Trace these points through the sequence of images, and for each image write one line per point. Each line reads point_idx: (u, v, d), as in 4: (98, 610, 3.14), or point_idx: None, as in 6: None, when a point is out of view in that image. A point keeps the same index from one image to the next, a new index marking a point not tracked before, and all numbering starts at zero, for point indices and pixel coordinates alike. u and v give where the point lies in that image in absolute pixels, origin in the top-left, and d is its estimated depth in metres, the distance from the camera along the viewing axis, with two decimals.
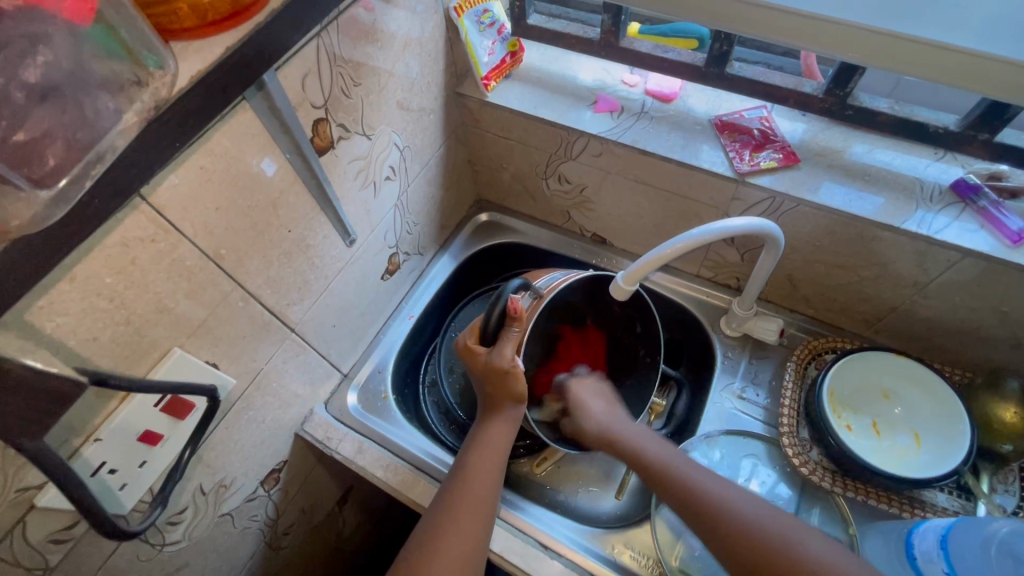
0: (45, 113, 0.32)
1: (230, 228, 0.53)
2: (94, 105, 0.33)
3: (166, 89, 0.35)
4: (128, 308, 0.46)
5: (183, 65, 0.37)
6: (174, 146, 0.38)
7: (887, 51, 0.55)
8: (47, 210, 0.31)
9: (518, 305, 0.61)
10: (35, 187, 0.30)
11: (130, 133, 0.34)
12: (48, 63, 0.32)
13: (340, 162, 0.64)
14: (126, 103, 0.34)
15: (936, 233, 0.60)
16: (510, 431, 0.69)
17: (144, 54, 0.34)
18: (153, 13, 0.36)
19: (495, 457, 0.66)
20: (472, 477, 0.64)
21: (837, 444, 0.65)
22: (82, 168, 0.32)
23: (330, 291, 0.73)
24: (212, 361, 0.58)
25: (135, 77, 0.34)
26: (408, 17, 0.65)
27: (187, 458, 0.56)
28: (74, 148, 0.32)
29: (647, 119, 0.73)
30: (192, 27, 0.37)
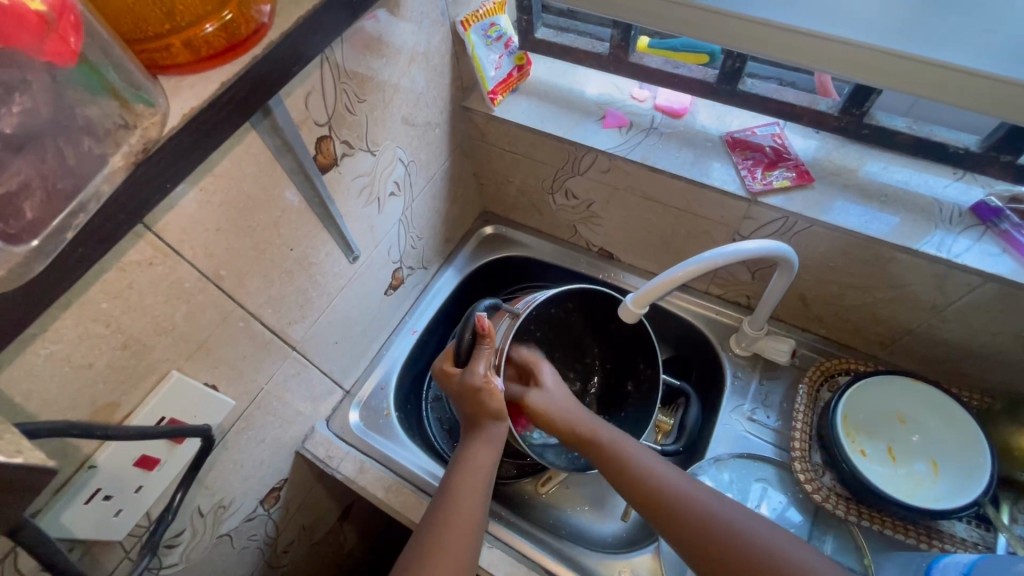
0: (24, 163, 0.30)
1: (230, 249, 0.52)
2: (76, 151, 0.32)
3: (157, 128, 0.34)
4: (125, 333, 0.45)
5: (174, 103, 0.36)
6: (166, 186, 0.37)
7: (909, 77, 0.53)
8: (31, 261, 0.29)
9: (485, 320, 0.63)
10: (9, 242, 0.28)
11: (116, 177, 0.33)
12: (26, 111, 0.31)
13: (343, 179, 0.62)
14: (112, 146, 0.33)
15: (957, 257, 0.58)
16: (494, 452, 0.66)
17: (131, 94, 0.33)
18: (144, 50, 0.35)
19: (481, 478, 0.64)
20: (456, 500, 0.62)
21: (852, 471, 0.63)
22: (63, 219, 0.31)
23: (333, 308, 0.71)
24: (211, 383, 0.56)
25: (123, 120, 0.33)
26: (414, 32, 0.65)
27: (179, 500, 0.56)
28: (55, 198, 0.31)
29: (656, 135, 0.72)
30: (186, 62, 0.36)
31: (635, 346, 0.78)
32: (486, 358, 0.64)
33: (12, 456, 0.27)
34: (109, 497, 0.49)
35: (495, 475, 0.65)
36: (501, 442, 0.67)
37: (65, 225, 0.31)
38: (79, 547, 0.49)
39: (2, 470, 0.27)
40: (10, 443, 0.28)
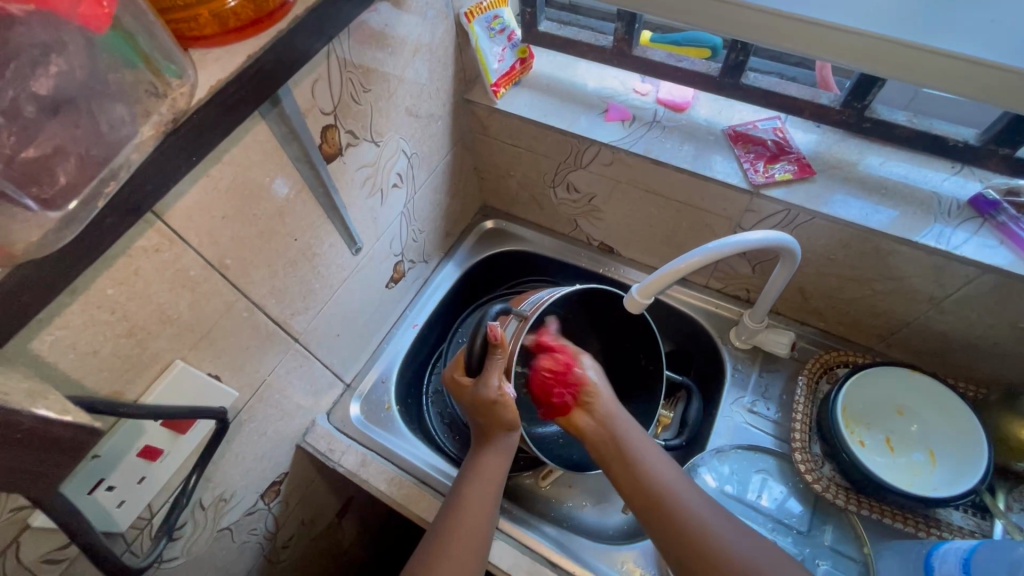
0: (57, 127, 0.30)
1: (236, 237, 0.51)
2: (109, 118, 0.32)
3: (185, 99, 0.34)
4: (130, 320, 0.44)
5: (202, 75, 0.35)
6: (191, 160, 0.37)
7: (911, 65, 0.54)
8: (58, 232, 0.29)
9: (499, 331, 0.60)
10: (44, 208, 0.29)
11: (146, 147, 0.32)
12: (61, 73, 0.30)
13: (347, 169, 0.62)
14: (142, 114, 0.33)
15: (955, 249, 0.59)
16: (505, 463, 0.66)
17: (163, 64, 0.33)
18: (171, 19, 0.34)
19: (491, 487, 0.64)
20: (466, 507, 0.62)
21: (851, 460, 0.64)
22: (93, 187, 0.31)
23: (334, 300, 0.71)
24: (214, 373, 0.56)
25: (154, 88, 0.33)
26: (419, 22, 0.64)
27: (193, 483, 0.56)
28: (88, 164, 0.31)
29: (658, 128, 0.72)
30: (213, 34, 0.36)
31: (638, 342, 0.78)
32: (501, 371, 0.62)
33: (62, 413, 0.33)
34: (112, 487, 0.48)
35: (504, 483, 0.65)
36: (511, 451, 0.67)
37: (96, 194, 0.31)
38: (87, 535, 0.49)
39: (54, 425, 0.33)
40: (58, 403, 0.34)
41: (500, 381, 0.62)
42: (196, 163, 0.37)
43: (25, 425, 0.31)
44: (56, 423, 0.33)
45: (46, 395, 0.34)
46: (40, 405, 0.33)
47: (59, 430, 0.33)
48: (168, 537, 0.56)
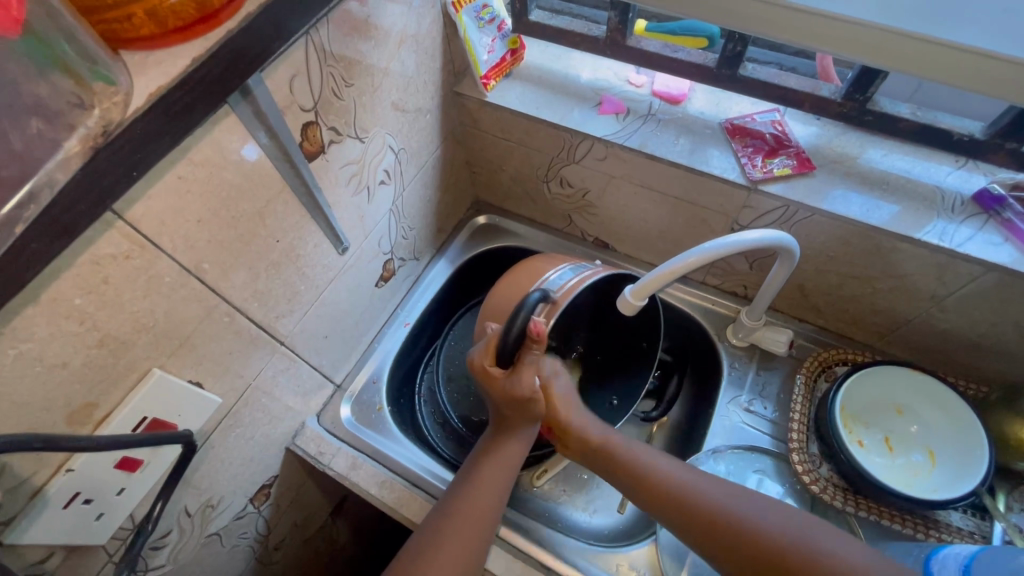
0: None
1: (213, 241, 0.49)
2: (22, 134, 0.30)
3: (119, 110, 0.32)
4: (101, 330, 0.43)
5: (141, 80, 0.33)
6: (133, 174, 0.34)
7: (920, 60, 0.52)
8: None
9: (542, 327, 0.54)
10: None
11: (71, 164, 0.31)
12: None
13: (331, 167, 0.60)
14: (68, 129, 0.31)
15: (959, 246, 0.57)
16: (524, 448, 0.65)
17: (91, 70, 0.32)
18: (102, 20, 0.33)
19: (504, 474, 0.63)
20: (479, 487, 0.61)
21: (851, 461, 0.63)
22: (14, 209, 0.29)
23: (322, 301, 0.69)
24: (195, 380, 0.54)
25: (78, 99, 0.31)
26: (404, 12, 0.62)
27: (159, 509, 0.53)
28: (2, 186, 0.29)
29: (654, 122, 0.70)
30: (155, 34, 0.34)
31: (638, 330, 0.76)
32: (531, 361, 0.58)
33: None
34: (88, 501, 0.47)
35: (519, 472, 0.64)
36: (531, 438, 0.66)
37: (16, 216, 0.29)
38: (63, 552, 0.48)
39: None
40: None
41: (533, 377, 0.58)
42: (137, 179, 0.34)
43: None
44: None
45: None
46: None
47: None
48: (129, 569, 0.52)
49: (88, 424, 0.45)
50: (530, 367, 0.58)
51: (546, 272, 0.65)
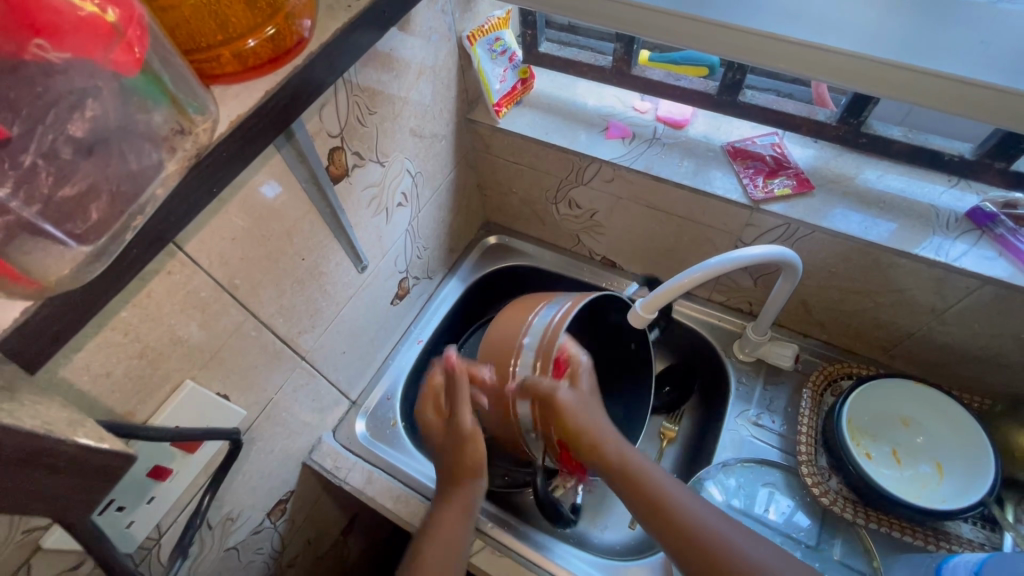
0: (91, 167, 0.30)
1: (245, 258, 0.52)
2: (137, 154, 0.32)
3: (207, 135, 0.35)
4: (142, 341, 0.45)
5: (223, 110, 0.37)
6: (212, 192, 0.38)
7: (910, 87, 0.55)
8: (88, 265, 0.30)
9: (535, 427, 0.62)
10: (78, 244, 0.29)
11: (171, 181, 0.33)
12: (96, 117, 0.30)
13: (354, 189, 0.63)
14: (169, 152, 0.33)
15: (954, 261, 0.60)
16: (462, 524, 0.65)
17: (187, 102, 0.34)
18: (197, 59, 0.36)
19: (452, 553, 0.62)
20: (428, 544, 0.63)
21: (859, 473, 0.64)
22: (124, 222, 0.31)
23: (341, 317, 0.72)
24: (222, 393, 0.56)
25: (179, 126, 0.34)
26: (423, 46, 0.66)
27: (207, 502, 0.57)
28: (119, 202, 0.31)
29: (658, 145, 0.74)
30: (234, 71, 0.37)
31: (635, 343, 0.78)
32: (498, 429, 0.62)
33: (100, 441, 0.32)
34: (122, 508, 0.49)
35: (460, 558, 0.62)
36: (470, 507, 0.66)
37: (126, 228, 0.31)
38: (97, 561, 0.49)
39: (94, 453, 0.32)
40: (95, 431, 0.33)
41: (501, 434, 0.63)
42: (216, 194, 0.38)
43: (67, 453, 0.30)
44: (96, 450, 0.32)
45: (84, 423, 0.33)
46: (80, 433, 0.32)
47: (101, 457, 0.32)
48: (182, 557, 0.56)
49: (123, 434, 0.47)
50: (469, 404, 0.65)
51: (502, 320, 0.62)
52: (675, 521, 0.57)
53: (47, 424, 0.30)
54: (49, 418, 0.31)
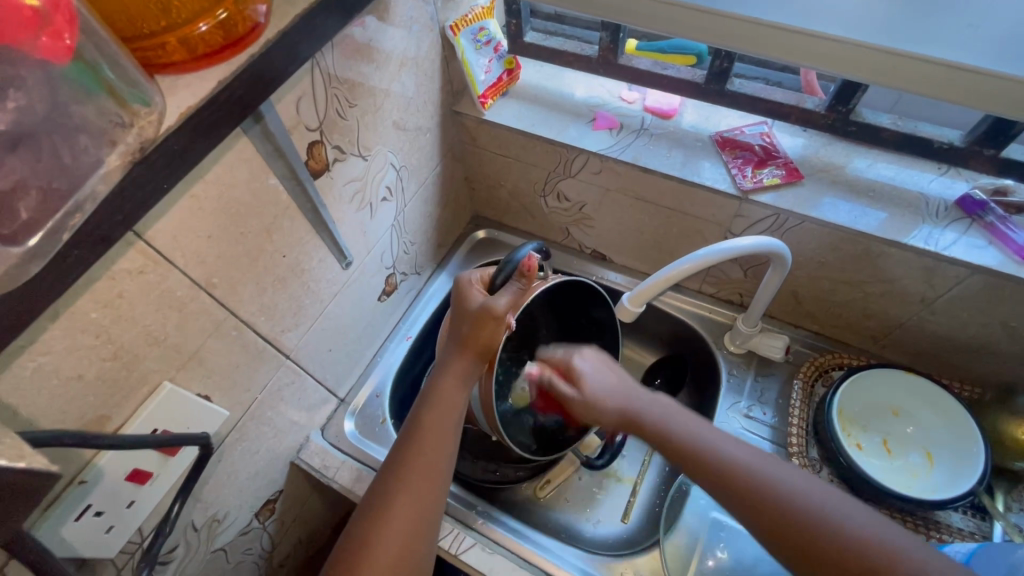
0: (18, 161, 0.29)
1: (222, 256, 0.51)
2: (71, 147, 0.31)
3: (153, 128, 0.34)
4: (115, 342, 0.44)
5: (172, 100, 0.35)
6: (163, 188, 0.36)
7: (897, 72, 0.54)
8: (19, 265, 0.29)
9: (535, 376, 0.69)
10: (7, 244, 0.28)
11: (112, 177, 0.32)
12: (21, 108, 0.29)
13: (335, 184, 0.62)
14: (109, 146, 0.32)
15: (944, 249, 0.59)
16: (429, 466, 0.57)
17: (128, 92, 0.33)
18: (139, 48, 0.34)
19: (420, 506, 0.56)
20: (395, 498, 0.56)
21: (849, 464, 0.63)
22: (59, 219, 0.30)
23: (326, 315, 0.71)
24: (204, 394, 0.55)
25: (120, 118, 0.33)
26: (404, 36, 0.64)
27: (177, 510, 0.54)
28: (50, 199, 0.30)
29: (647, 136, 0.72)
30: (181, 59, 0.36)
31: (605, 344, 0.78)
32: (457, 376, 0.62)
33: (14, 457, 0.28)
34: (100, 513, 0.48)
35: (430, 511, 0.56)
36: (436, 464, 0.58)
37: (61, 225, 0.30)
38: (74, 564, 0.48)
39: (6, 473, 0.27)
40: (14, 447, 0.29)
41: (459, 392, 0.62)
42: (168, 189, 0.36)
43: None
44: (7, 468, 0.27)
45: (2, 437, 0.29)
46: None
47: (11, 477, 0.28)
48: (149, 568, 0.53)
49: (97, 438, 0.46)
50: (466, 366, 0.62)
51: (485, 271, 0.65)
52: (727, 475, 0.53)
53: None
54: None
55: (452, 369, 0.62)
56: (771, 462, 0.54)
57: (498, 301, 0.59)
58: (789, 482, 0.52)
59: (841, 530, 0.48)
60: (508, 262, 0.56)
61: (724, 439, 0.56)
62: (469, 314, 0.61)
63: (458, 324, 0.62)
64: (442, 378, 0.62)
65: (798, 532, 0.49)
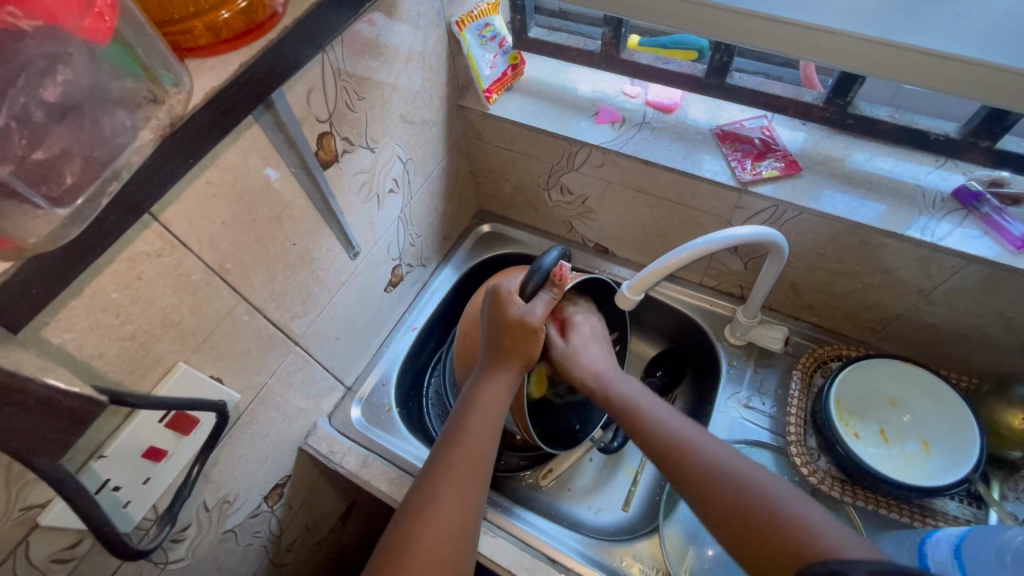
0: (64, 131, 0.31)
1: (235, 243, 0.53)
2: (111, 123, 0.33)
3: (181, 106, 0.36)
4: (134, 323, 0.46)
5: (197, 83, 0.37)
6: (189, 162, 0.38)
7: (891, 61, 0.55)
8: (65, 227, 0.31)
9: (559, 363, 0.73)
10: (53, 206, 0.30)
11: (145, 149, 0.34)
12: (68, 81, 0.31)
13: (344, 175, 0.64)
14: (142, 120, 0.34)
15: (939, 240, 0.60)
16: (475, 463, 0.59)
17: (162, 72, 0.34)
18: (169, 32, 0.36)
19: (466, 496, 0.57)
20: (442, 489, 0.57)
21: (846, 453, 0.64)
22: (98, 186, 0.32)
23: (333, 304, 0.72)
24: (216, 376, 0.57)
25: (152, 95, 0.34)
26: (411, 32, 0.66)
27: (196, 472, 0.56)
28: (92, 166, 0.32)
29: (648, 130, 0.74)
30: (207, 45, 0.38)
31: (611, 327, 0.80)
32: (503, 383, 0.64)
33: (70, 385, 0.37)
34: (118, 487, 0.50)
35: (470, 521, 0.56)
36: (480, 468, 0.59)
37: (99, 194, 0.33)
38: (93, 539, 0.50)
39: (66, 397, 0.36)
40: (67, 375, 0.37)
41: (501, 398, 0.63)
42: (194, 164, 0.39)
43: (40, 391, 0.34)
44: (66, 395, 0.36)
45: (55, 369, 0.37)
46: (52, 376, 0.36)
47: (69, 402, 0.36)
48: (171, 524, 0.55)
49: (120, 413, 0.48)
50: (501, 377, 0.64)
51: (516, 279, 0.68)
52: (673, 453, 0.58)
53: (15, 365, 0.34)
54: (20, 359, 0.34)
55: (494, 376, 0.64)
56: (744, 462, 0.56)
57: (535, 312, 0.62)
58: (752, 478, 0.54)
59: (788, 519, 0.50)
60: (539, 270, 0.61)
61: (693, 431, 0.60)
62: (507, 322, 0.63)
63: (497, 333, 0.64)
64: (484, 386, 0.64)
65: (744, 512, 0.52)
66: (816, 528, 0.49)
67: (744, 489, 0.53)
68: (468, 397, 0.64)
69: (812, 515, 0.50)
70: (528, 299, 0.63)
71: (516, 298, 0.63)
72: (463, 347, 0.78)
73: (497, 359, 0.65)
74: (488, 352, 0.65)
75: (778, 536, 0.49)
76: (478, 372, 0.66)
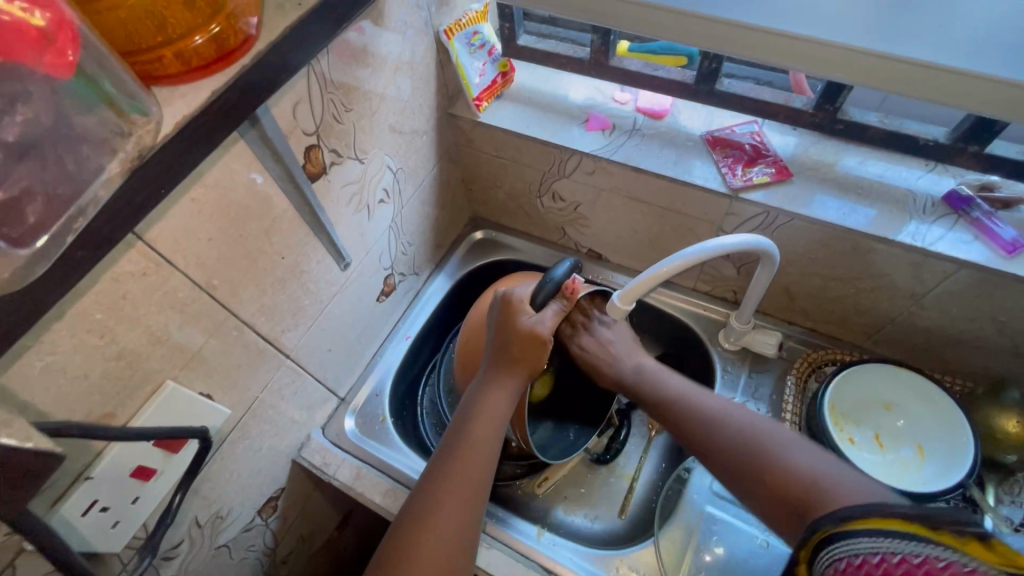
0: (26, 169, 0.31)
1: (222, 258, 0.52)
2: (76, 157, 0.33)
3: (151, 136, 0.36)
4: (119, 343, 0.45)
5: (166, 112, 0.37)
6: (161, 193, 0.38)
7: (875, 71, 0.55)
8: (25, 270, 0.30)
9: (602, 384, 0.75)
10: (13, 247, 0.29)
11: (113, 182, 0.34)
12: (28, 120, 0.31)
13: (332, 187, 0.63)
14: (108, 154, 0.34)
15: (931, 245, 0.60)
16: (476, 473, 0.59)
17: (129, 104, 0.34)
18: (137, 62, 0.36)
19: (467, 507, 0.57)
20: (443, 496, 0.57)
21: (841, 458, 0.64)
22: (61, 225, 0.32)
23: (325, 316, 0.72)
24: (206, 393, 0.57)
25: (119, 128, 0.34)
26: (399, 41, 0.66)
27: (178, 501, 0.55)
28: (54, 204, 0.31)
29: (639, 136, 0.74)
30: (177, 73, 0.38)
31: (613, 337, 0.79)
32: (504, 394, 0.63)
33: (25, 441, 0.33)
34: (105, 509, 0.49)
35: (471, 531, 0.56)
36: (480, 480, 0.59)
37: (66, 229, 0.32)
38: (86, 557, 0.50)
39: (16, 452, 0.33)
40: (22, 431, 0.34)
41: (503, 410, 0.63)
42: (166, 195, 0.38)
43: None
44: (18, 450, 0.33)
45: (11, 422, 0.34)
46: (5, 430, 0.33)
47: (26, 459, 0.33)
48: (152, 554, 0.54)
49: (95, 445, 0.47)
50: (504, 386, 0.64)
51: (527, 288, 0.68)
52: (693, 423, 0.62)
53: None
54: None
55: (497, 386, 0.64)
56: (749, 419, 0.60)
57: (544, 322, 0.63)
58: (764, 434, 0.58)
59: (787, 465, 0.54)
60: (552, 280, 0.63)
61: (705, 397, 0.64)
62: (515, 333, 0.63)
63: (504, 342, 0.64)
64: (489, 396, 0.63)
65: (761, 468, 0.55)
66: (823, 475, 0.52)
67: (748, 450, 0.57)
68: (470, 406, 0.63)
69: (804, 458, 0.54)
70: (538, 308, 0.64)
71: (526, 307, 0.64)
72: (465, 353, 0.77)
73: (502, 369, 0.64)
74: (492, 360, 0.65)
75: (788, 481, 0.52)
76: (481, 379, 0.66)
